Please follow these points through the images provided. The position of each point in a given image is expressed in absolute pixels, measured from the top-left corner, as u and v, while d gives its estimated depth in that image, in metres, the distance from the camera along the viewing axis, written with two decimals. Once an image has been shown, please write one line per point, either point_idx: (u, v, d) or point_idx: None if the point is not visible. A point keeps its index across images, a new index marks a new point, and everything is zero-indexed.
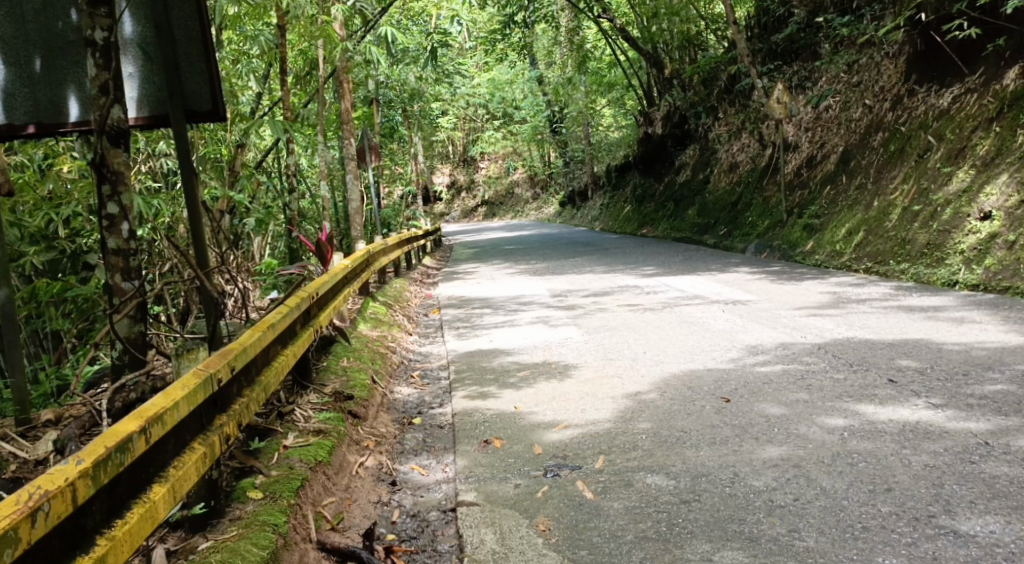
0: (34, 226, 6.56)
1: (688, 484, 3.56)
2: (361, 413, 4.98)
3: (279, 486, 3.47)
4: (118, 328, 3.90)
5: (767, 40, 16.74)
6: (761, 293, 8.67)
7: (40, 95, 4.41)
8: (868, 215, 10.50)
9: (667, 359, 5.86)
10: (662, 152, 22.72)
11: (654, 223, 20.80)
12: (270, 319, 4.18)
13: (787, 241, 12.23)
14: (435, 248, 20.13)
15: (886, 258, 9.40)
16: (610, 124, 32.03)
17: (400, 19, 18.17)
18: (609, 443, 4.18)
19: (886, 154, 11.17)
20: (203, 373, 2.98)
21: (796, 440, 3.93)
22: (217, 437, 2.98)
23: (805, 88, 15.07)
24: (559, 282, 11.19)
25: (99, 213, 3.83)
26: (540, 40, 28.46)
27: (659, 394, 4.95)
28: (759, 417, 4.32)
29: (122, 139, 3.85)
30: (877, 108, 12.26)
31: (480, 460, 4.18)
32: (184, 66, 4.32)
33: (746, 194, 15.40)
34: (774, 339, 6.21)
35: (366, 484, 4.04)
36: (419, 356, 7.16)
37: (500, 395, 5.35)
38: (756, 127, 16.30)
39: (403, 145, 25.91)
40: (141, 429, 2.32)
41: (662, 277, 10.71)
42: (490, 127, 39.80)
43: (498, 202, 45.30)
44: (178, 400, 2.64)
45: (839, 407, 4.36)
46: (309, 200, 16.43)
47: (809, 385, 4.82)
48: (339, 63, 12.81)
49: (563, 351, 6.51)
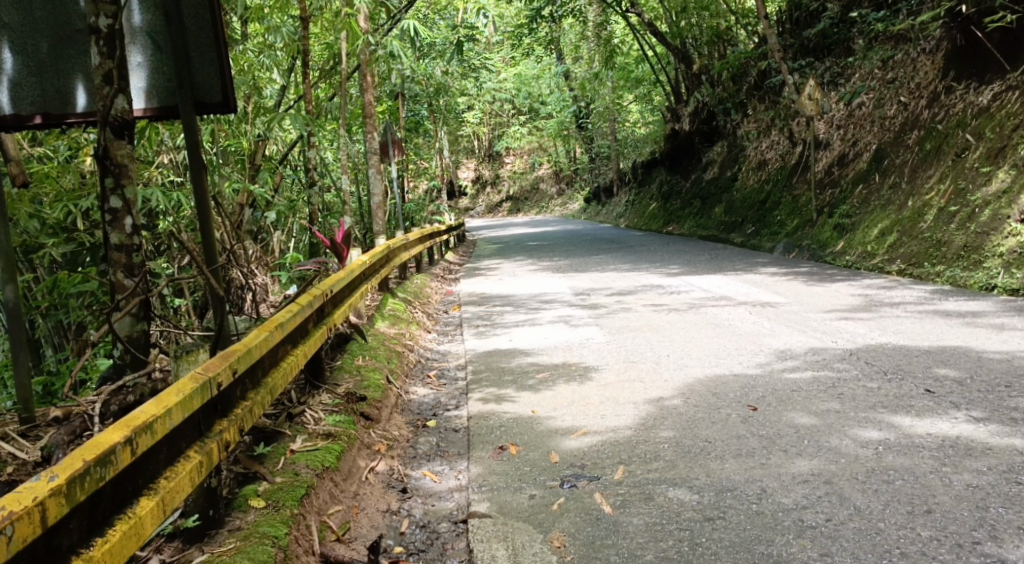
0: (53, 218, 6.38)
1: (712, 499, 3.37)
2: (374, 414, 4.83)
3: (283, 494, 3.33)
4: (120, 326, 3.80)
5: (799, 35, 16.39)
6: (789, 295, 8.44)
7: (48, 85, 4.31)
8: (902, 216, 10.20)
9: (691, 363, 5.66)
10: (690, 148, 22.42)
11: (680, 221, 20.54)
12: (279, 318, 4.03)
13: (817, 241, 11.94)
14: (458, 244, 20.01)
15: (920, 260, 9.11)
16: (636, 120, 31.73)
17: (427, 13, 18.03)
18: (630, 452, 3.99)
19: (921, 152, 10.85)
20: (202, 377, 2.83)
21: (827, 454, 3.71)
22: (217, 443, 2.85)
23: (837, 85, 14.74)
24: (582, 280, 10.99)
25: (101, 207, 3.76)
26: (567, 35, 28.25)
27: (682, 400, 4.75)
28: (787, 427, 4.11)
29: (125, 130, 3.76)
30: (912, 105, 11.93)
31: (494, 468, 4.01)
32: (194, 54, 4.18)
33: (775, 192, 15.11)
34: (804, 344, 6.00)
35: (375, 491, 3.89)
36: (437, 355, 7.00)
37: (518, 398, 5.17)
38: (786, 125, 15.98)
39: (428, 139, 25.79)
40: (125, 440, 2.20)
41: (688, 277, 10.48)
42: (515, 121, 39.60)
43: (523, 198, 45.11)
44: (170, 407, 2.50)
45: (874, 418, 4.14)
46: (333, 194, 16.32)
47: (841, 394, 4.60)
48: (363, 56, 12.69)
49: (584, 352, 6.33)
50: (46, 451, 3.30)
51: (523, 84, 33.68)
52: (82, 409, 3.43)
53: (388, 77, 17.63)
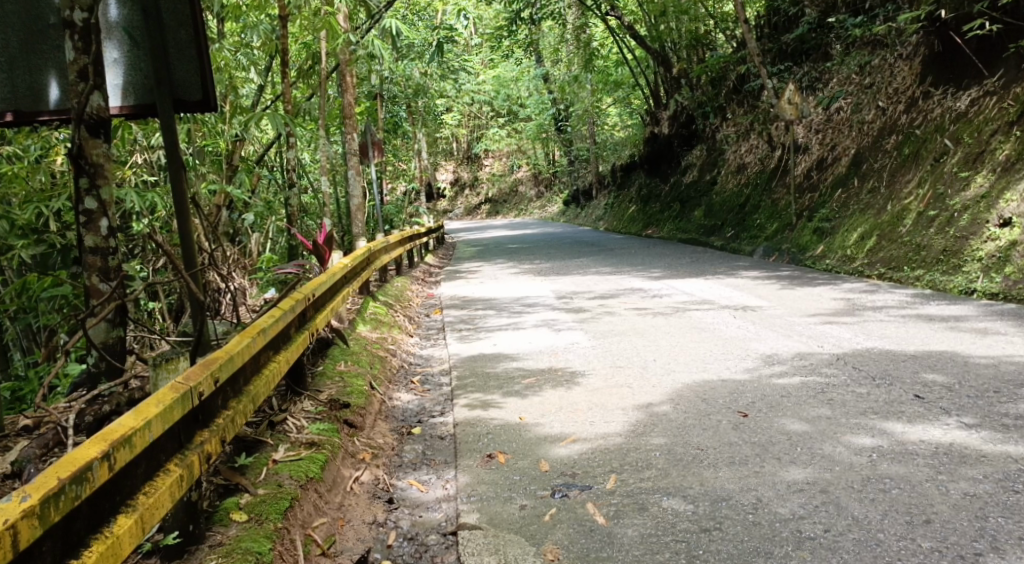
0: (23, 219, 6.18)
1: (707, 509, 3.30)
2: (358, 422, 4.72)
3: (266, 507, 3.23)
4: (95, 333, 3.69)
5: (778, 40, 16.43)
6: (772, 298, 8.41)
7: (20, 81, 4.17)
8: (881, 220, 10.22)
9: (678, 368, 5.60)
10: (668, 152, 22.44)
11: (659, 224, 20.56)
12: (261, 323, 3.91)
13: (797, 245, 11.95)
14: (437, 245, 19.89)
15: (900, 264, 9.13)
16: (615, 123, 31.73)
17: (406, 14, 17.89)
18: (620, 460, 3.92)
19: (900, 157, 10.88)
20: (183, 386, 2.72)
21: (821, 462, 3.65)
22: (198, 455, 2.74)
23: (816, 89, 14.79)
24: (564, 283, 10.91)
25: (75, 208, 3.65)
26: (546, 37, 28.21)
27: (672, 406, 4.68)
28: (779, 434, 4.04)
29: (101, 129, 3.65)
30: (890, 110, 11.97)
31: (482, 477, 3.92)
32: (172, 51, 4.05)
33: (754, 196, 15.12)
34: (790, 348, 5.96)
35: (361, 502, 3.78)
36: (420, 359, 6.89)
37: (504, 405, 5.07)
38: (764, 128, 16.00)
39: (407, 141, 25.63)
40: (103, 455, 2.09)
41: (670, 280, 10.42)
42: (494, 124, 39.53)
43: (502, 200, 45.01)
44: (150, 419, 2.39)
45: (865, 424, 4.09)
46: (311, 195, 16.12)
47: (831, 400, 4.54)
48: (342, 57, 12.54)
49: (569, 356, 6.25)
50: (14, 465, 3.11)
51: (501, 86, 33.62)
52: (55, 420, 3.29)
53: (367, 77, 17.47)
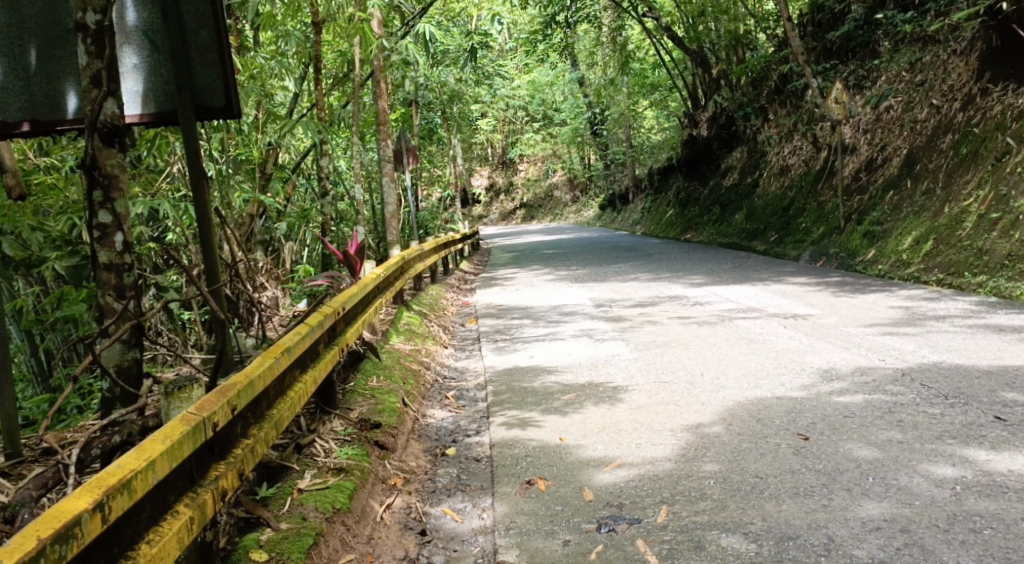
0: (58, 230, 5.92)
1: (772, 551, 3.01)
2: (389, 443, 4.45)
3: (287, 545, 3.00)
4: (109, 354, 3.50)
5: (822, 38, 15.92)
6: (824, 306, 8.01)
7: (37, 89, 4.00)
8: (938, 223, 9.77)
9: (728, 383, 5.26)
10: (707, 154, 21.97)
11: (698, 228, 20.14)
12: (285, 342, 3.66)
13: (845, 249, 11.51)
14: (473, 252, 19.59)
15: (960, 269, 8.69)
16: (651, 126, 31.34)
17: (441, 20, 17.73)
18: (672, 490, 3.60)
19: (957, 157, 10.39)
20: (195, 417, 2.47)
21: (899, 495, 3.31)
22: (212, 492, 2.49)
23: (863, 88, 14.24)
24: (603, 290, 10.57)
25: (89, 222, 3.47)
26: (582, 41, 27.93)
27: (724, 427, 4.36)
28: (847, 461, 3.70)
29: (116, 137, 3.49)
30: (945, 107, 11.46)
31: (521, 506, 3.64)
32: (194, 54, 3.84)
33: (799, 199, 14.66)
34: (849, 362, 5.60)
35: (392, 534, 3.52)
36: (454, 372, 6.63)
37: (543, 424, 4.78)
38: (809, 129, 15.53)
39: (442, 148, 25.36)
40: (95, 505, 1.89)
41: (713, 287, 10.06)
42: (530, 129, 39.24)
43: (537, 205, 44.85)
44: (154, 458, 2.15)
45: (942, 451, 3.74)
46: (347, 203, 15.94)
47: (901, 421, 4.19)
48: (375, 63, 12.29)
49: (611, 370, 5.94)
50: (8, 508, 2.83)
51: (536, 91, 33.40)
52: (57, 456, 3.03)
53: (400, 84, 17.25)
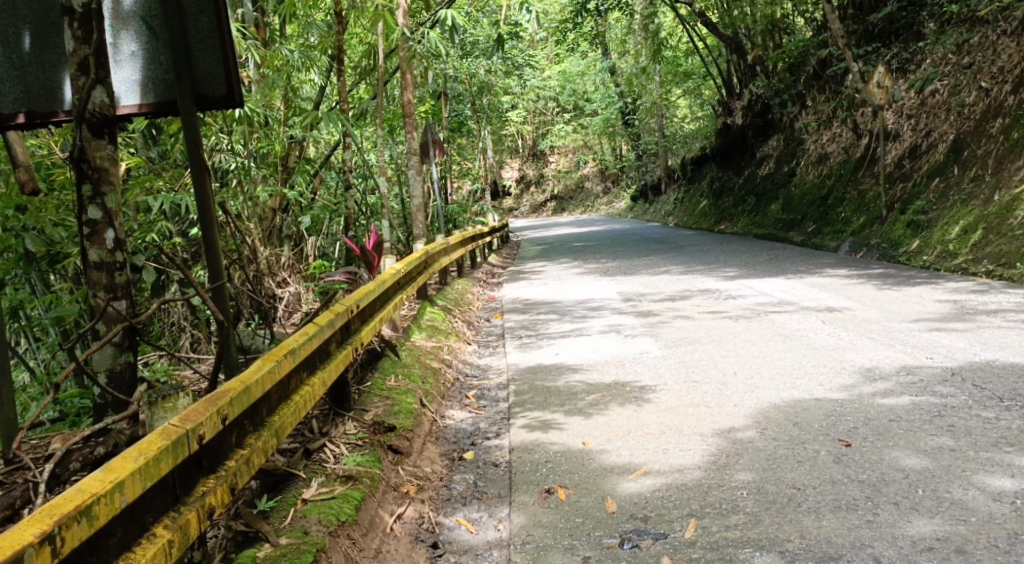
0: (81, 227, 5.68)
1: None
2: (404, 447, 4.23)
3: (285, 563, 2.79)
4: (100, 357, 3.36)
5: (863, 21, 15.39)
6: (865, 300, 7.65)
7: (33, 80, 3.83)
8: (987, 211, 9.35)
9: (764, 383, 4.97)
10: (742, 143, 21.51)
11: (732, 219, 19.73)
12: (290, 343, 3.43)
13: (887, 239, 11.10)
14: (501, 245, 19.32)
15: (1012, 260, 8.27)
16: (685, 116, 30.75)
17: (470, 10, 17.41)
18: (701, 501, 3.35)
19: (1008, 142, 9.92)
20: (177, 430, 2.27)
21: (952, 511, 3.04)
22: (197, 511, 2.29)
23: (907, 71, 13.75)
24: (634, 284, 10.25)
25: (79, 219, 3.32)
26: (613, 30, 27.47)
27: (758, 431, 4.08)
28: (894, 471, 3.42)
29: (105, 128, 3.32)
30: (995, 90, 10.96)
31: (539, 518, 3.40)
32: (194, 40, 3.64)
33: (838, 187, 14.20)
34: (894, 360, 5.28)
35: (401, 547, 3.32)
36: (477, 371, 6.40)
37: (566, 426, 4.54)
38: (849, 115, 15.05)
39: (471, 140, 25.08)
40: (41, 538, 1.72)
41: (747, 280, 9.72)
42: (560, 120, 38.85)
43: (568, 197, 44.45)
44: (121, 479, 1.97)
45: (998, 460, 3.44)
46: (375, 196, 15.77)
47: (952, 427, 3.88)
48: (400, 53, 12.01)
49: (638, 368, 5.68)
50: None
51: (567, 80, 32.95)
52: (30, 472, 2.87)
53: (427, 76, 16.99)
